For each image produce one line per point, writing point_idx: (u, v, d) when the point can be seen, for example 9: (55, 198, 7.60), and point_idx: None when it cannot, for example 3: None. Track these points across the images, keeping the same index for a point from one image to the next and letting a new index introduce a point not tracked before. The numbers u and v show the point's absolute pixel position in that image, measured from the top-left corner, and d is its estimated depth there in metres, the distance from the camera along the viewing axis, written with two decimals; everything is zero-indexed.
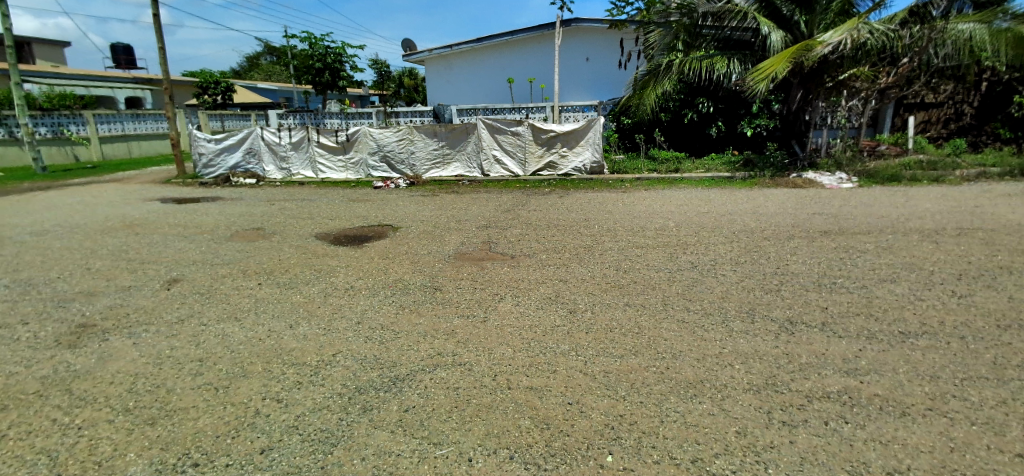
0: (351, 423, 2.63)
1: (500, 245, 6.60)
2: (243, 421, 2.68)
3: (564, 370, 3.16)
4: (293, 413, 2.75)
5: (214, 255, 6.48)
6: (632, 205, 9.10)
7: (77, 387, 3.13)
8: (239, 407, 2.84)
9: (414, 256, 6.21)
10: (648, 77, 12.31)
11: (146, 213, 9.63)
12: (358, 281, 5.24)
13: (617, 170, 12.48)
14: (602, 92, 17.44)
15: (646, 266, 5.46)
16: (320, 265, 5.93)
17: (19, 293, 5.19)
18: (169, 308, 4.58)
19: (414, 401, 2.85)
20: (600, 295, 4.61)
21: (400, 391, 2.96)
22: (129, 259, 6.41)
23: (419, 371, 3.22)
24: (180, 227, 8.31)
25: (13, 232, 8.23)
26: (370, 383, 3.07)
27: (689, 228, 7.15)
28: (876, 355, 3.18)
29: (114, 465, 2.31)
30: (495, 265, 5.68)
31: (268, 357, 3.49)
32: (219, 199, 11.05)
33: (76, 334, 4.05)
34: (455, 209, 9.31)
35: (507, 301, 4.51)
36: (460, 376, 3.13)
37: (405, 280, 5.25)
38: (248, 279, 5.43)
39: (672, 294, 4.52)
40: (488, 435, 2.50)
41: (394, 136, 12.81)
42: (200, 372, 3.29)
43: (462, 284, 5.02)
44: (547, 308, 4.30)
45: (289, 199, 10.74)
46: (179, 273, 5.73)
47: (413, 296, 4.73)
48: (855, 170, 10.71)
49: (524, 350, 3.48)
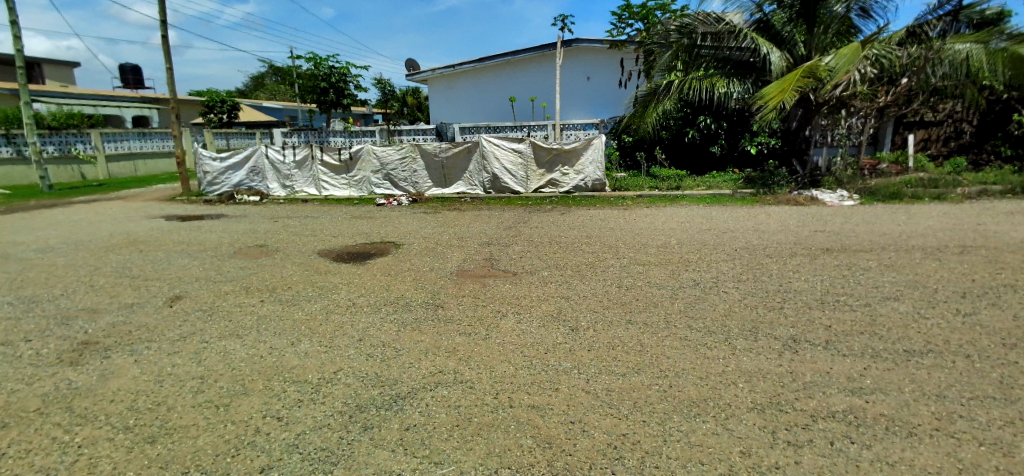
0: (253, 430, 2.07)
1: (416, 247, 5.58)
2: (95, 428, 2.10)
3: (466, 370, 2.57)
4: (200, 414, 2.21)
5: (111, 253, 5.52)
6: (578, 214, 7.92)
7: None
8: (100, 411, 2.25)
9: (314, 271, 4.62)
10: (646, 97, 10.29)
11: (68, 212, 9.17)
12: (262, 282, 4.26)
13: (619, 187, 10.02)
14: (607, 112, 14.37)
15: (647, 283, 4.10)
16: (181, 262, 5.05)
17: None
18: (18, 289, 4.16)
19: (319, 407, 2.25)
20: (524, 306, 3.58)
21: (304, 397, 2.34)
22: (23, 253, 5.64)
23: (331, 376, 2.56)
24: (97, 223, 7.79)
25: None
26: (279, 386, 2.45)
27: (692, 245, 5.49)
28: (882, 375, 2.40)
29: None
30: (412, 265, 4.75)
31: (128, 344, 3.01)
32: (171, 199, 10.66)
33: None
34: (401, 222, 7.30)
35: (356, 313, 3.49)
36: (328, 374, 2.57)
37: (272, 280, 4.34)
38: (132, 276, 4.52)
39: (668, 311, 3.40)
40: (319, 449, 1.92)
41: (397, 153, 10.10)
42: (60, 372, 2.63)
43: (305, 290, 4.03)
44: (436, 312, 3.46)
45: (245, 204, 9.89)
46: (59, 259, 5.28)
47: (268, 296, 3.87)
48: (855, 188, 9.02)
49: (426, 356, 2.76)
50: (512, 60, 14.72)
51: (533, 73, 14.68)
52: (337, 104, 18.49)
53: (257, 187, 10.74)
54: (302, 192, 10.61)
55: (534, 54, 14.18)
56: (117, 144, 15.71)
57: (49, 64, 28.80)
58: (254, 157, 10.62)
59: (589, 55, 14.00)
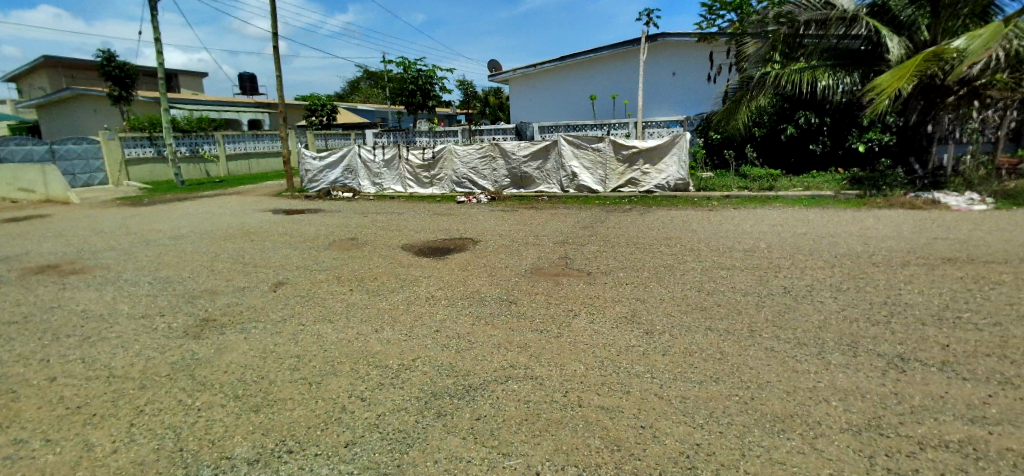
0: (338, 408, 2.25)
1: (493, 243, 5.70)
2: (211, 394, 2.40)
3: (537, 366, 2.60)
4: (296, 389, 2.45)
5: (229, 242, 6.24)
6: (658, 215, 7.63)
7: (102, 335, 3.19)
8: (217, 380, 2.56)
9: (398, 264, 4.88)
10: (738, 92, 9.69)
11: (196, 205, 10.48)
12: (352, 273, 4.60)
13: (705, 187, 9.51)
14: (693, 110, 13.67)
15: (731, 288, 3.87)
16: (284, 251, 5.59)
17: (54, 251, 5.84)
18: (157, 270, 4.85)
19: (396, 393, 2.37)
20: (597, 306, 3.53)
21: (386, 382, 2.48)
22: (162, 239, 6.56)
23: (410, 364, 2.69)
24: (217, 215, 8.82)
25: (93, 214, 9.37)
26: (362, 370, 2.63)
27: (784, 250, 5.08)
28: (1015, 405, 2.06)
29: (63, 422, 2.16)
30: (488, 261, 4.86)
31: (240, 322, 3.40)
32: (277, 195, 11.79)
33: (77, 282, 4.46)
34: (479, 220, 7.50)
35: (434, 305, 3.64)
36: (408, 361, 2.72)
37: (360, 271, 4.66)
38: (246, 262, 5.08)
39: (752, 319, 3.18)
40: (397, 430, 2.05)
41: (477, 152, 10.38)
42: (186, 343, 3.05)
43: (389, 281, 4.29)
44: (509, 309, 3.52)
45: (339, 200, 10.68)
46: (188, 245, 6.07)
47: (356, 286, 4.16)
48: (992, 189, 7.78)
49: (499, 350, 2.83)
50: (593, 57, 14.54)
51: (616, 70, 14.39)
52: (423, 106, 19.35)
53: (351, 184, 11.54)
54: (390, 189, 11.25)
55: (617, 50, 13.89)
56: (236, 145, 17.69)
57: (185, 76, 33.16)
58: (348, 156, 11.45)
59: (677, 49, 13.44)
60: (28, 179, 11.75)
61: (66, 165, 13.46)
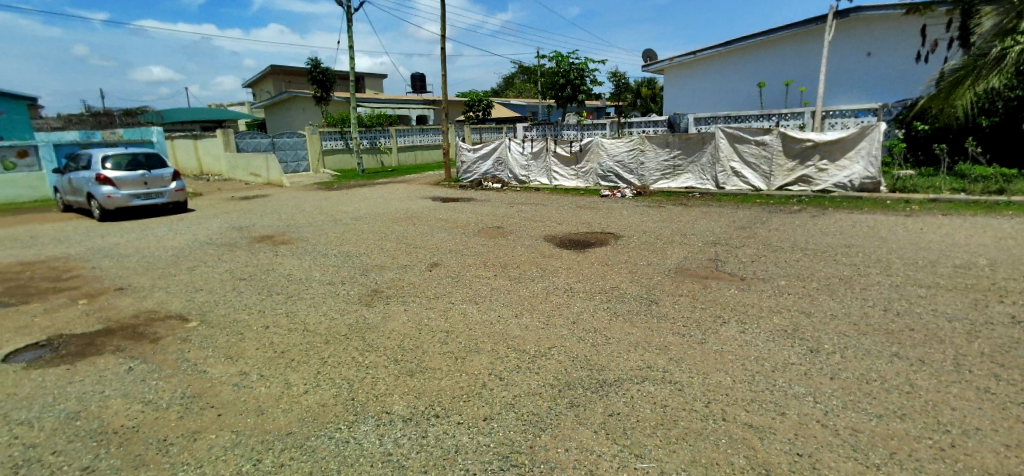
0: (478, 384, 2.41)
1: (636, 240, 5.51)
2: (378, 355, 2.78)
3: (678, 371, 2.46)
4: (445, 361, 2.69)
5: (397, 224, 7.09)
6: (835, 218, 6.57)
7: (301, 296, 3.89)
8: (382, 344, 2.94)
9: (540, 254, 5.03)
10: (959, 72, 7.76)
11: (374, 191, 12.09)
12: (498, 259, 4.88)
13: (900, 189, 7.89)
14: (893, 95, 11.38)
15: (932, 311, 3.17)
16: (440, 235, 6.18)
17: (273, 225, 7.29)
18: (341, 245, 5.75)
19: (530, 378, 2.46)
20: (750, 315, 3.20)
21: (522, 366, 2.59)
22: (347, 219, 7.74)
23: (545, 352, 2.76)
24: (389, 201, 10.06)
25: (300, 195, 11.45)
26: (501, 351, 2.78)
27: (1017, 270, 3.98)
28: None
29: (272, 361, 2.71)
30: (629, 258, 4.71)
31: (402, 295, 3.86)
32: (437, 183, 13.00)
33: (287, 250, 5.51)
34: (623, 214, 7.33)
35: (571, 297, 3.68)
36: (544, 349, 2.80)
37: (504, 258, 4.91)
38: (409, 243, 5.73)
39: (960, 352, 2.57)
40: (531, 413, 2.13)
41: (625, 145, 10.11)
42: (361, 309, 3.57)
43: (531, 269, 4.45)
44: (646, 308, 3.38)
45: (490, 190, 11.33)
46: (367, 225, 7.07)
47: (500, 272, 4.40)
48: None
49: (636, 349, 2.75)
50: (764, 40, 13.03)
51: (791, 53, 12.70)
52: (572, 99, 19.51)
53: (500, 176, 12.16)
54: (536, 182, 11.59)
55: (795, 30, 12.23)
56: (406, 138, 19.95)
57: (370, 78, 38.36)
58: (499, 148, 12.08)
59: (876, 23, 11.30)
60: (257, 165, 14.87)
61: (281, 154, 16.54)
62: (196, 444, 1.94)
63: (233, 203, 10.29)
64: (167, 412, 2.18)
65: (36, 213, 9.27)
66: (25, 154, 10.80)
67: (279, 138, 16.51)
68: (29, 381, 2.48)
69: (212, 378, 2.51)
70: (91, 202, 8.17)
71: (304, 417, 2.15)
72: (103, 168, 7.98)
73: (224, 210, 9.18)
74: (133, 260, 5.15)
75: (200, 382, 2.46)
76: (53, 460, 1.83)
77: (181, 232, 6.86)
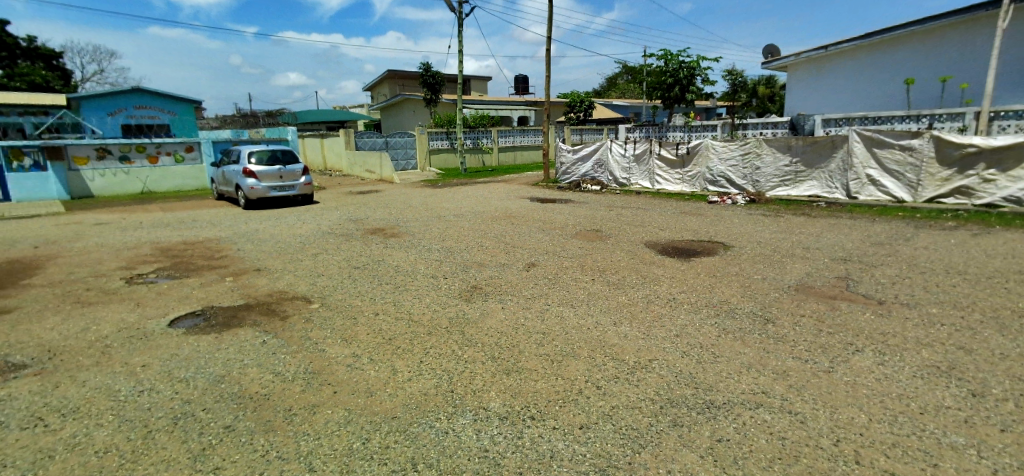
0: (574, 390, 2.36)
1: (749, 252, 5.07)
2: (476, 351, 2.85)
3: (799, 401, 2.20)
4: (541, 363, 2.67)
5: (496, 223, 7.27)
6: (1005, 238, 5.50)
7: (407, 287, 4.12)
8: (481, 340, 3.01)
9: (641, 260, 4.84)
10: None
11: (474, 189, 12.52)
12: (596, 263, 4.78)
13: None
14: None
15: None
16: (538, 235, 6.21)
17: (385, 219, 7.85)
18: (445, 241, 6.01)
19: (629, 390, 2.36)
20: (891, 346, 2.77)
21: (620, 377, 2.49)
22: (450, 216, 8.09)
23: (645, 365, 2.62)
24: (488, 199, 10.34)
25: (408, 192, 12.23)
26: (598, 359, 2.70)
27: None
28: None
29: (381, 347, 2.89)
30: (741, 271, 4.34)
31: (501, 293, 3.93)
32: (535, 184, 13.12)
33: (396, 243, 5.89)
34: (732, 223, 6.81)
35: (674, 308, 3.47)
36: (644, 361, 2.67)
37: (602, 262, 4.80)
38: (507, 242, 5.84)
39: None
40: (630, 427, 2.04)
41: (739, 149, 9.40)
42: (461, 304, 3.69)
43: (630, 276, 4.29)
44: (761, 328, 3.08)
45: (588, 192, 11.18)
46: (468, 223, 7.33)
47: (598, 277, 4.29)
48: None
49: (749, 371, 2.51)
50: (915, 31, 11.33)
51: (950, 44, 10.91)
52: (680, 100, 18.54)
53: (599, 178, 11.95)
54: (637, 185, 11.21)
55: (956, 18, 10.49)
56: (507, 139, 20.41)
57: (476, 81, 39.87)
58: (600, 150, 11.86)
59: None
60: (372, 162, 16.15)
61: (393, 153, 17.77)
62: (315, 417, 2.12)
63: (351, 197, 11.26)
64: (293, 384, 2.42)
65: (198, 200, 10.91)
66: (192, 149, 12.75)
67: (392, 137, 17.77)
68: (188, 345, 2.90)
69: (330, 357, 2.74)
70: (238, 192, 9.42)
71: (408, 403, 2.25)
72: (249, 162, 9.16)
73: (343, 203, 10.08)
74: (269, 245, 5.84)
75: (319, 360, 2.70)
76: (203, 415, 2.11)
77: (308, 221, 7.65)
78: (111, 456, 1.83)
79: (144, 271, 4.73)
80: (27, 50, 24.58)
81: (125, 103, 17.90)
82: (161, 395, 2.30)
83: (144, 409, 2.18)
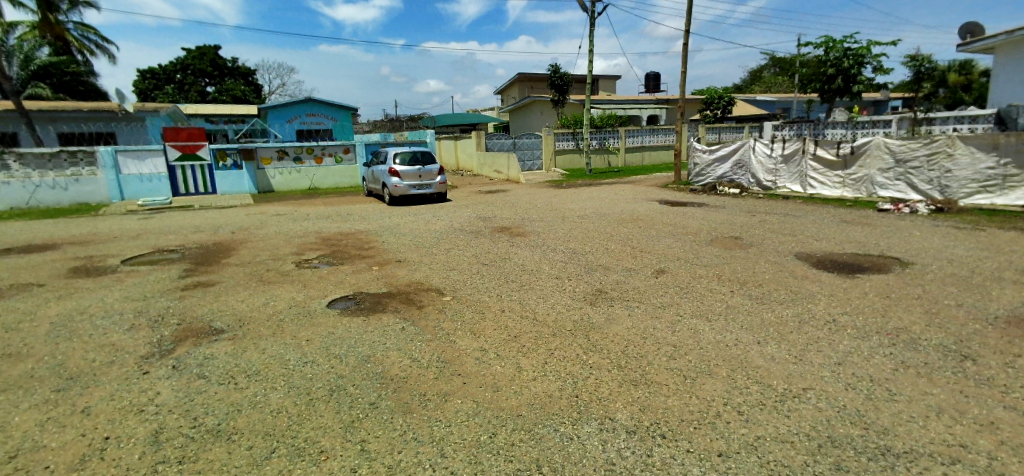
0: (711, 413, 2.15)
1: (938, 271, 4.19)
2: (602, 357, 2.76)
3: (1016, 464, 1.74)
4: (673, 378, 2.49)
5: (623, 226, 7.03)
6: None
7: (532, 286, 4.16)
8: (606, 346, 2.91)
9: (790, 273, 4.30)
10: None
11: (600, 190, 12.32)
12: (735, 273, 4.35)
13: None
14: None
15: None
16: (668, 240, 5.87)
17: (513, 217, 8.07)
18: (570, 242, 5.98)
19: (777, 420, 2.08)
20: None
21: (766, 404, 2.21)
22: (575, 217, 8.03)
23: (797, 394, 2.29)
24: (614, 201, 10.07)
25: (534, 192, 12.46)
26: (738, 381, 2.43)
27: None
28: None
29: (508, 344, 2.94)
30: (927, 294, 3.61)
31: (628, 299, 3.77)
32: (665, 185, 12.47)
33: (523, 242, 6.01)
34: (911, 235, 5.73)
35: (834, 332, 3.00)
36: (796, 389, 2.34)
37: (742, 273, 4.36)
38: (634, 246, 5.60)
39: None
40: (779, 463, 1.79)
41: (922, 148, 7.89)
42: (586, 307, 3.61)
43: (777, 291, 3.82)
44: (957, 366, 2.50)
45: (724, 196, 10.29)
46: (594, 224, 7.21)
47: (738, 289, 3.90)
48: None
49: (940, 418, 2.05)
50: None
51: None
52: (844, 92, 16.30)
53: (739, 180, 10.94)
54: (784, 189, 10.04)
55: None
56: (634, 139, 19.74)
57: (604, 80, 39.27)
58: (741, 150, 10.84)
59: None
60: (501, 163, 16.77)
61: (520, 153, 18.27)
62: (446, 405, 2.22)
63: (480, 196, 11.82)
64: (427, 370, 2.57)
65: (352, 196, 12.35)
66: (349, 150, 14.44)
67: (521, 139, 18.26)
68: (342, 325, 3.25)
69: (460, 349, 2.86)
70: (384, 189, 10.43)
71: (533, 403, 2.25)
72: (394, 163, 10.09)
73: (474, 201, 10.62)
74: (408, 238, 6.36)
75: (450, 351, 2.83)
76: (351, 391, 2.34)
77: (442, 218, 8.18)
78: (282, 416, 2.12)
79: (310, 256, 5.46)
80: (233, 70, 30.18)
81: (299, 112, 20.96)
82: (320, 367, 2.61)
83: (306, 378, 2.48)
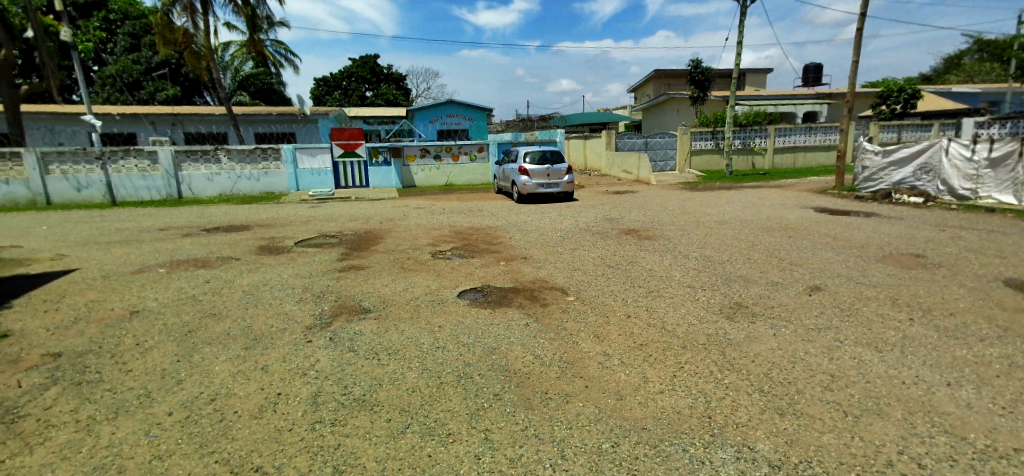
0: (879, 460, 1.81)
1: None
2: (739, 377, 2.50)
3: None
4: (829, 412, 2.15)
5: (769, 234, 6.33)
6: None
7: (661, 293, 3.93)
8: (746, 366, 2.63)
9: (997, 304, 3.46)
10: None
11: (741, 195, 11.26)
12: (916, 298, 3.63)
13: None
14: None
15: None
16: (825, 254, 5.13)
17: (642, 220, 7.76)
18: (706, 248, 5.56)
19: None
20: None
21: (959, 461, 1.79)
22: (711, 222, 7.45)
23: (1005, 454, 1.82)
24: (758, 207, 9.12)
25: (665, 194, 11.85)
26: (917, 428, 2.01)
27: None
28: None
29: (632, 351, 2.82)
30: None
31: (772, 317, 3.36)
32: (821, 192, 10.96)
33: (651, 246, 5.74)
34: None
35: None
36: (1005, 449, 1.86)
37: (926, 298, 3.63)
38: (782, 258, 5.00)
39: None
40: None
41: None
42: (722, 321, 3.31)
43: (977, 324, 3.10)
44: None
45: (902, 205, 8.70)
46: (733, 231, 6.61)
47: (920, 317, 3.24)
48: None
49: None
50: None
51: None
52: None
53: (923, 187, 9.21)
54: (990, 199, 8.22)
55: None
56: (786, 138, 17.70)
57: (751, 74, 35.84)
58: (929, 151, 9.08)
59: None
60: (630, 163, 16.27)
61: (652, 153, 17.53)
62: (567, 406, 2.19)
63: (607, 196, 11.59)
64: (549, 369, 2.57)
65: (483, 193, 12.97)
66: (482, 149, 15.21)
67: (652, 138, 17.51)
68: (470, 315, 3.42)
69: (583, 351, 2.81)
70: (514, 187, 10.78)
71: (659, 418, 2.11)
72: (524, 162, 10.36)
73: (601, 202, 10.45)
74: (535, 236, 6.47)
75: (573, 352, 2.80)
76: (476, 379, 2.44)
77: (568, 217, 8.18)
78: (416, 395, 2.28)
79: (444, 248, 5.85)
80: (388, 76, 33.76)
81: (440, 113, 22.64)
82: (450, 353, 2.77)
83: (438, 363, 2.64)
